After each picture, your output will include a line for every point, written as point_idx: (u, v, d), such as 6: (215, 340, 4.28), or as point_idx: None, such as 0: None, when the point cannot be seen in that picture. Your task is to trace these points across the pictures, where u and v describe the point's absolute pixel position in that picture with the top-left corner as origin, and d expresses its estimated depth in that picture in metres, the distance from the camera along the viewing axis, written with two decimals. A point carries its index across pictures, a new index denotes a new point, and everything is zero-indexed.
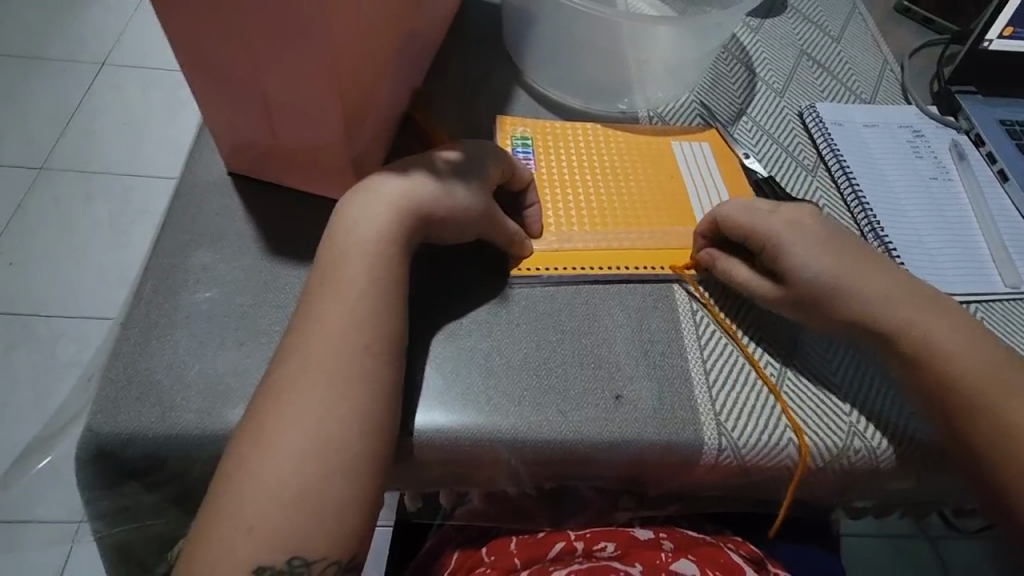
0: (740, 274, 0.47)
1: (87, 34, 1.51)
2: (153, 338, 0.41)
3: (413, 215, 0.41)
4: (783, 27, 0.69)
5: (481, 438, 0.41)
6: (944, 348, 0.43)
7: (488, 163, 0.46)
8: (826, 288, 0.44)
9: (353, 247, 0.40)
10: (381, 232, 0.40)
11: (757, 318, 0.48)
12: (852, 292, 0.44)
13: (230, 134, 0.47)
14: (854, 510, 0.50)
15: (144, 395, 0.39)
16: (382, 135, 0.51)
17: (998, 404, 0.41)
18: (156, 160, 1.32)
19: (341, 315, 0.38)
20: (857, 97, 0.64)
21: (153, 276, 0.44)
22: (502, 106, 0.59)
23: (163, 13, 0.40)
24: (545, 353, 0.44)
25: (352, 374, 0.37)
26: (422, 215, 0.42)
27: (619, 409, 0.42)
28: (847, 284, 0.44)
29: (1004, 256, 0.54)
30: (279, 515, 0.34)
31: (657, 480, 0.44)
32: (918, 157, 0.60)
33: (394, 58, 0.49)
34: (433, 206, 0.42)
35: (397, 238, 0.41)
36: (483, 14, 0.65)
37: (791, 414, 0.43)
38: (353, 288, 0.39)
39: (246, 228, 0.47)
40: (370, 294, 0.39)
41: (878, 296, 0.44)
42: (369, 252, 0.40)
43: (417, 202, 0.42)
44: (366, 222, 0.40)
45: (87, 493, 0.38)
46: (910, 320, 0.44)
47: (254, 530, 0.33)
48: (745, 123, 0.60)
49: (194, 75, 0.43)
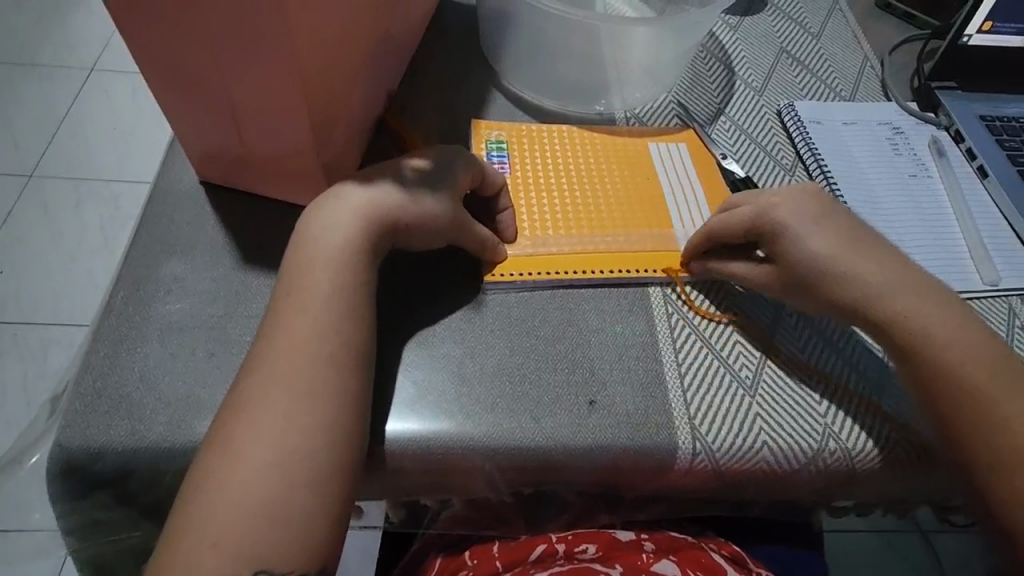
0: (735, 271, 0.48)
1: (76, 39, 1.50)
2: (123, 350, 0.41)
3: (382, 221, 0.41)
4: (763, 25, 0.69)
5: (454, 446, 0.40)
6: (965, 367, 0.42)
7: (457, 166, 0.46)
8: (816, 279, 0.44)
9: (320, 255, 0.40)
10: (348, 240, 0.40)
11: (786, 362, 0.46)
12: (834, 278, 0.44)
13: (200, 144, 0.46)
14: (837, 509, 0.50)
15: (114, 408, 0.39)
16: (355, 142, 0.51)
17: (993, 407, 0.41)
18: (145, 166, 1.31)
19: (306, 326, 0.38)
20: (836, 93, 0.64)
21: (125, 287, 0.44)
22: (478, 108, 0.58)
23: (123, 25, 0.40)
24: (519, 358, 0.44)
25: (318, 383, 0.37)
26: (390, 221, 0.42)
27: (593, 414, 0.42)
28: (819, 250, 0.44)
29: (982, 253, 0.54)
30: (244, 525, 0.34)
31: (632, 484, 0.44)
32: (897, 154, 0.60)
33: (366, 63, 0.49)
34: (398, 210, 0.42)
35: (365, 247, 0.41)
36: (460, 17, 0.64)
37: (765, 417, 0.43)
38: (319, 298, 0.39)
39: (218, 237, 0.47)
40: (337, 303, 0.39)
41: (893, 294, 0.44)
42: (336, 260, 0.40)
43: (385, 208, 0.42)
44: (333, 229, 0.40)
45: (58, 508, 0.38)
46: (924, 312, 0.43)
47: (219, 540, 0.33)
48: (723, 122, 0.60)
49: (160, 86, 0.43)
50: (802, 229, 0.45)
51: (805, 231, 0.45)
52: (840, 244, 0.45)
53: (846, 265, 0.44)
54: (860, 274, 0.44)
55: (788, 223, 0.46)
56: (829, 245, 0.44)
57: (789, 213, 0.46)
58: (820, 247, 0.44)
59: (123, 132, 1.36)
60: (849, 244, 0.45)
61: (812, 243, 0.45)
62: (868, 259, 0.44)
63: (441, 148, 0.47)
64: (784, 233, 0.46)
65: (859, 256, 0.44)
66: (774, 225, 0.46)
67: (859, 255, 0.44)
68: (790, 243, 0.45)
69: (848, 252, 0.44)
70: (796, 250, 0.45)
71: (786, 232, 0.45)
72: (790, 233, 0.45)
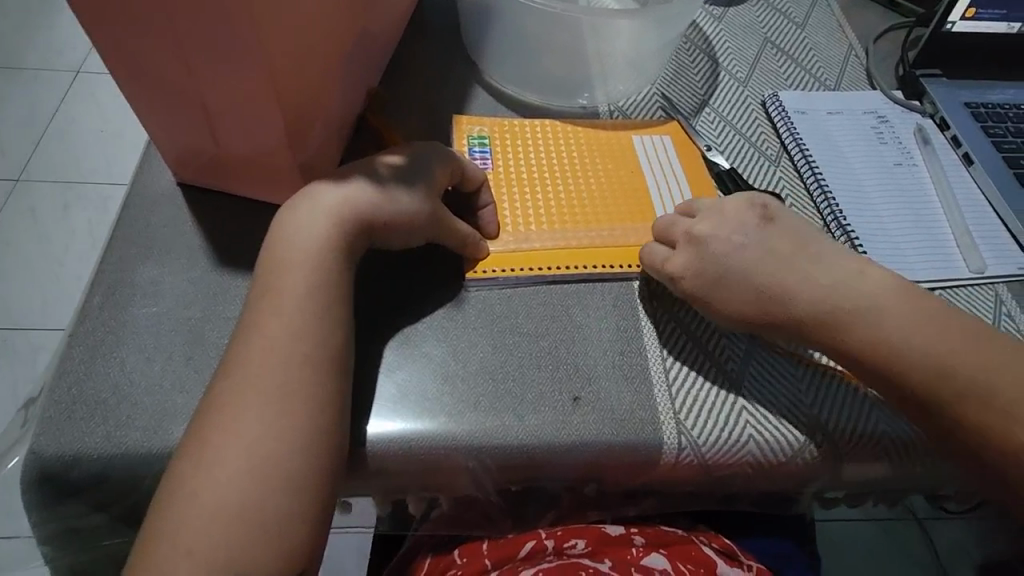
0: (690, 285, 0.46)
1: (59, 41, 1.49)
2: (100, 355, 0.40)
3: (361, 220, 0.41)
4: (747, 15, 0.68)
5: (436, 446, 0.40)
6: (952, 358, 0.41)
7: (433, 163, 0.45)
8: (794, 292, 0.44)
9: (294, 257, 0.39)
10: (324, 238, 0.40)
11: (762, 365, 0.45)
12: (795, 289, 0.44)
13: (175, 146, 0.46)
14: (829, 499, 0.50)
15: (90, 414, 0.38)
16: (334, 139, 0.50)
17: None
18: (132, 168, 1.30)
19: (281, 328, 0.37)
20: (821, 83, 0.64)
21: (100, 291, 0.43)
22: (461, 105, 0.58)
23: (92, 30, 0.39)
24: (502, 356, 0.44)
25: (293, 384, 0.36)
26: (368, 220, 0.41)
27: (577, 411, 0.42)
28: (739, 267, 0.45)
29: (968, 241, 0.53)
30: (218, 527, 0.33)
31: (618, 480, 0.43)
32: (882, 143, 0.59)
33: (343, 58, 0.48)
34: (373, 209, 0.42)
35: (342, 246, 0.40)
36: (442, 12, 0.64)
37: (749, 411, 0.43)
38: (293, 300, 0.38)
39: (195, 239, 0.46)
40: (310, 304, 0.38)
41: (875, 299, 0.43)
42: (312, 258, 0.39)
43: (359, 206, 0.41)
44: (308, 229, 0.40)
45: (35, 516, 0.38)
46: (917, 315, 0.43)
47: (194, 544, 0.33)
48: (707, 114, 0.59)
49: (132, 88, 0.42)
50: (737, 250, 0.46)
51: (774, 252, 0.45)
52: (764, 258, 0.45)
53: (805, 279, 0.44)
54: (790, 286, 0.44)
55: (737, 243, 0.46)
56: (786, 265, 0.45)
57: (724, 234, 0.46)
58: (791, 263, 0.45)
59: (110, 135, 1.35)
60: (782, 253, 0.45)
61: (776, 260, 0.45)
62: (804, 268, 0.45)
63: (417, 145, 0.46)
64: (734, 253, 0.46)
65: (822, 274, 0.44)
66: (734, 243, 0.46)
67: (793, 265, 0.45)
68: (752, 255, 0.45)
69: (781, 263, 0.45)
70: (751, 269, 0.45)
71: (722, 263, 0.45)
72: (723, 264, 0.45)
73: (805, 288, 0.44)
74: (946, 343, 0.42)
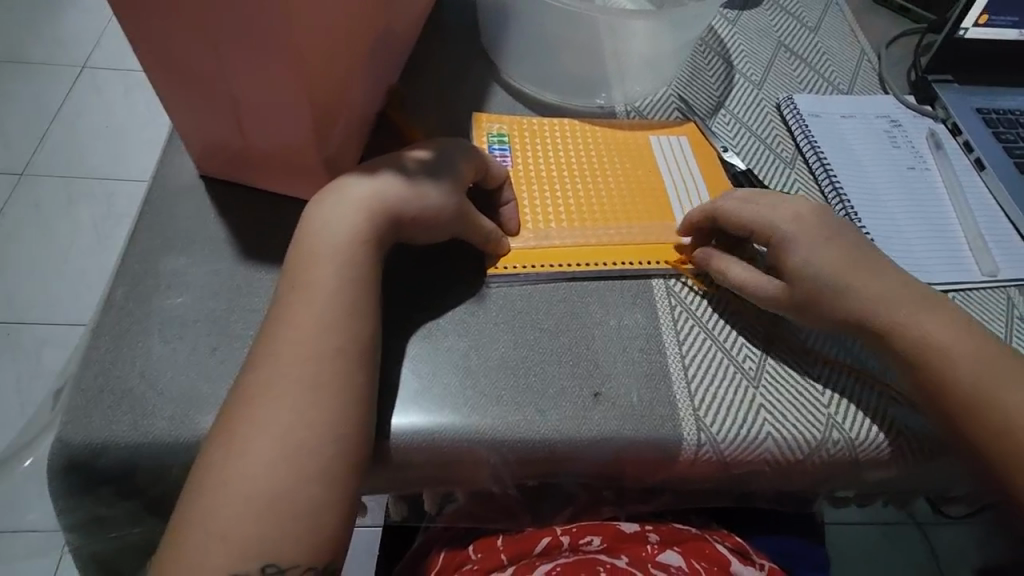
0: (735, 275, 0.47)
1: (67, 36, 1.49)
2: (125, 345, 0.40)
3: (388, 214, 0.41)
4: (761, 19, 0.69)
5: (459, 439, 0.40)
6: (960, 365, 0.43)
7: (457, 156, 0.45)
8: (815, 293, 0.45)
9: (322, 249, 0.40)
10: (351, 231, 0.40)
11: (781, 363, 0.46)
12: (818, 289, 0.45)
13: (202, 140, 0.46)
14: (840, 500, 0.51)
15: (117, 403, 0.38)
16: (357, 135, 0.50)
17: (991, 397, 0.42)
18: (139, 163, 1.30)
19: (310, 320, 0.38)
20: (835, 87, 0.64)
21: (125, 282, 0.43)
22: (479, 103, 0.58)
23: (125, 25, 0.39)
24: (523, 352, 0.44)
25: (324, 376, 0.37)
26: (394, 214, 0.42)
27: (597, 406, 0.42)
28: (793, 251, 0.46)
29: (981, 244, 0.54)
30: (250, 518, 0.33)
31: (638, 476, 0.44)
32: (895, 147, 0.60)
33: (367, 55, 0.49)
34: (399, 203, 0.42)
35: (370, 239, 0.40)
36: (460, 10, 0.64)
37: (767, 409, 0.43)
38: (322, 292, 0.38)
39: (219, 231, 0.47)
40: (337, 298, 0.39)
41: (889, 305, 0.44)
42: (340, 251, 0.40)
43: (384, 198, 0.41)
44: (336, 222, 0.40)
45: (61, 505, 0.38)
46: (925, 319, 0.44)
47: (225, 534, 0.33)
48: (723, 116, 0.60)
49: (161, 81, 0.43)
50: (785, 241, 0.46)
51: (812, 248, 0.46)
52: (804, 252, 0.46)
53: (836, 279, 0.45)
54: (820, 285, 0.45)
55: (792, 234, 0.46)
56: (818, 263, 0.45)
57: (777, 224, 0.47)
58: (819, 261, 0.45)
59: (117, 130, 1.35)
60: (822, 248, 0.46)
61: (814, 253, 0.45)
62: (831, 267, 0.45)
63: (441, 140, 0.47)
64: (787, 242, 0.46)
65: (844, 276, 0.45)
66: (778, 237, 0.47)
67: (823, 261, 0.45)
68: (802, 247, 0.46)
69: (819, 259, 0.45)
70: (800, 263, 0.45)
71: (790, 246, 0.46)
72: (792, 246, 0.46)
73: (828, 290, 0.44)
74: (959, 345, 0.43)
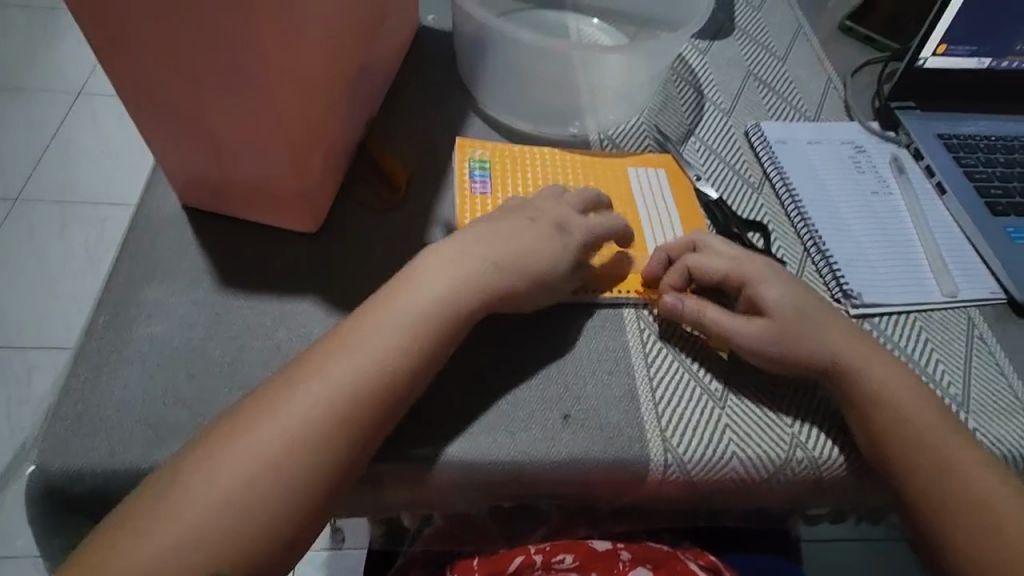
0: (712, 315, 0.47)
1: (63, 64, 1.52)
2: (105, 373, 0.41)
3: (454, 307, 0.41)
4: (731, 48, 0.71)
5: (432, 462, 0.41)
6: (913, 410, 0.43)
7: (535, 233, 0.46)
8: (791, 328, 0.45)
9: (414, 296, 0.40)
10: (449, 301, 0.41)
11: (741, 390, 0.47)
12: (796, 326, 0.45)
13: (183, 173, 0.48)
14: (811, 517, 0.51)
15: (95, 430, 0.39)
16: (336, 167, 0.52)
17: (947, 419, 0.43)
18: (132, 188, 1.32)
19: (380, 360, 0.38)
20: (802, 114, 0.67)
21: (107, 310, 0.45)
22: (457, 133, 0.60)
23: (108, 65, 0.41)
24: (596, 398, 0.45)
25: (322, 421, 0.36)
26: (461, 313, 0.41)
27: (567, 428, 0.43)
28: (761, 289, 0.47)
29: (942, 266, 0.56)
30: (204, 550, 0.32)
31: (609, 497, 0.45)
32: (859, 172, 0.62)
33: (346, 90, 0.51)
34: (494, 268, 0.43)
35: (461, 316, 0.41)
36: (439, 43, 0.66)
37: (732, 429, 0.45)
38: (407, 344, 0.39)
39: (200, 261, 0.48)
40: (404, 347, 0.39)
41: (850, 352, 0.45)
42: (431, 314, 0.40)
43: (479, 257, 0.43)
44: (437, 290, 0.41)
45: (39, 530, 0.39)
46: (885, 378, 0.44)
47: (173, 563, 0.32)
48: (693, 143, 0.62)
49: (143, 118, 0.44)
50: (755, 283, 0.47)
51: (779, 287, 0.47)
52: (774, 293, 0.46)
53: (807, 324, 0.45)
54: (792, 324, 0.45)
55: (759, 273, 0.47)
56: (786, 304, 0.46)
57: (741, 266, 0.48)
58: (790, 302, 0.46)
59: (110, 155, 1.37)
60: (789, 291, 0.47)
61: (781, 295, 0.46)
62: (808, 312, 0.46)
63: (532, 206, 0.49)
64: (755, 282, 0.47)
65: (812, 322, 0.45)
66: (747, 278, 0.47)
67: (795, 304, 0.46)
68: (771, 291, 0.46)
69: (790, 300, 0.46)
70: (766, 300, 0.46)
71: (760, 284, 0.47)
72: (761, 283, 0.47)
73: (801, 327, 0.45)
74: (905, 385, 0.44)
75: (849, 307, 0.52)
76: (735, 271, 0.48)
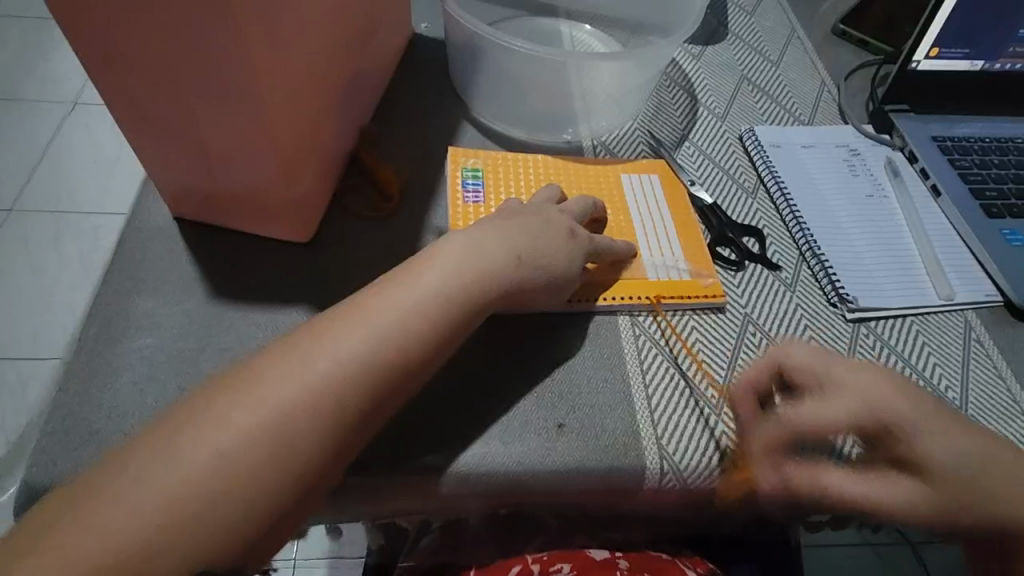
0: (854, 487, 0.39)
1: (59, 74, 1.52)
2: (94, 386, 0.41)
3: (455, 306, 0.39)
4: (724, 53, 0.71)
5: (427, 474, 0.41)
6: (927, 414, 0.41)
7: (549, 236, 0.45)
8: (958, 486, 0.38)
9: (426, 276, 0.39)
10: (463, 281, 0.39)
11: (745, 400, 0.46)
12: (962, 472, 0.38)
13: (173, 184, 0.48)
14: (812, 523, 0.51)
15: (83, 444, 0.39)
16: (328, 176, 0.52)
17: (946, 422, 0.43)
18: (127, 198, 1.32)
19: (393, 341, 0.36)
20: (796, 118, 0.67)
21: (97, 323, 0.44)
22: (450, 140, 0.60)
23: (96, 77, 0.41)
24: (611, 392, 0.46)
25: (324, 402, 0.33)
26: (473, 293, 0.40)
27: (561, 437, 0.43)
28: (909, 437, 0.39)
29: (937, 268, 0.55)
30: (171, 549, 0.29)
31: (605, 505, 0.44)
32: (854, 175, 0.62)
33: (338, 99, 0.51)
34: (502, 247, 0.42)
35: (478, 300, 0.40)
36: (432, 52, 0.66)
37: (729, 436, 0.44)
38: (418, 321, 0.37)
39: (191, 272, 0.48)
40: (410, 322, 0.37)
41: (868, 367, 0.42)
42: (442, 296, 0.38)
43: (495, 236, 0.42)
44: (448, 270, 0.39)
45: None
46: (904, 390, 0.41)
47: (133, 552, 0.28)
48: (688, 148, 0.62)
49: (131, 129, 0.44)
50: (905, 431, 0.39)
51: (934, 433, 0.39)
52: (929, 437, 0.39)
53: (970, 461, 0.38)
54: (949, 463, 0.38)
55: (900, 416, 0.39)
56: (949, 454, 0.38)
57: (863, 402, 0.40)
58: (953, 450, 0.38)
59: (106, 165, 1.37)
60: (937, 424, 0.39)
61: (941, 445, 0.38)
62: (958, 439, 0.39)
63: (543, 206, 0.47)
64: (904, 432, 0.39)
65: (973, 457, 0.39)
66: (892, 426, 0.39)
67: (944, 436, 0.39)
68: (923, 438, 0.39)
69: (946, 441, 0.39)
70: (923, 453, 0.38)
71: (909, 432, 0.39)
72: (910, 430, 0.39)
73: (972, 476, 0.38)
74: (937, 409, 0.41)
75: (845, 311, 0.52)
76: (870, 419, 0.40)
